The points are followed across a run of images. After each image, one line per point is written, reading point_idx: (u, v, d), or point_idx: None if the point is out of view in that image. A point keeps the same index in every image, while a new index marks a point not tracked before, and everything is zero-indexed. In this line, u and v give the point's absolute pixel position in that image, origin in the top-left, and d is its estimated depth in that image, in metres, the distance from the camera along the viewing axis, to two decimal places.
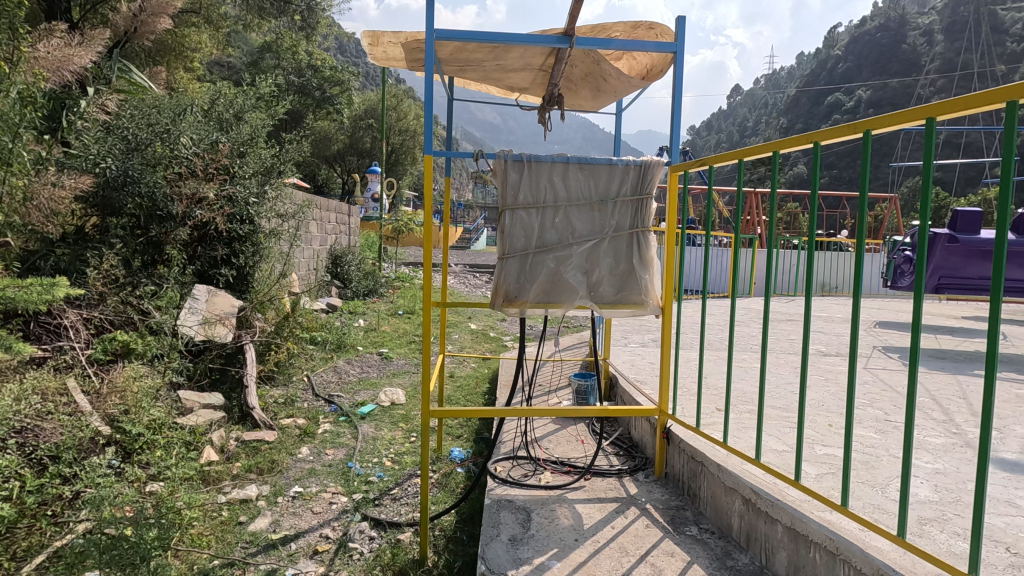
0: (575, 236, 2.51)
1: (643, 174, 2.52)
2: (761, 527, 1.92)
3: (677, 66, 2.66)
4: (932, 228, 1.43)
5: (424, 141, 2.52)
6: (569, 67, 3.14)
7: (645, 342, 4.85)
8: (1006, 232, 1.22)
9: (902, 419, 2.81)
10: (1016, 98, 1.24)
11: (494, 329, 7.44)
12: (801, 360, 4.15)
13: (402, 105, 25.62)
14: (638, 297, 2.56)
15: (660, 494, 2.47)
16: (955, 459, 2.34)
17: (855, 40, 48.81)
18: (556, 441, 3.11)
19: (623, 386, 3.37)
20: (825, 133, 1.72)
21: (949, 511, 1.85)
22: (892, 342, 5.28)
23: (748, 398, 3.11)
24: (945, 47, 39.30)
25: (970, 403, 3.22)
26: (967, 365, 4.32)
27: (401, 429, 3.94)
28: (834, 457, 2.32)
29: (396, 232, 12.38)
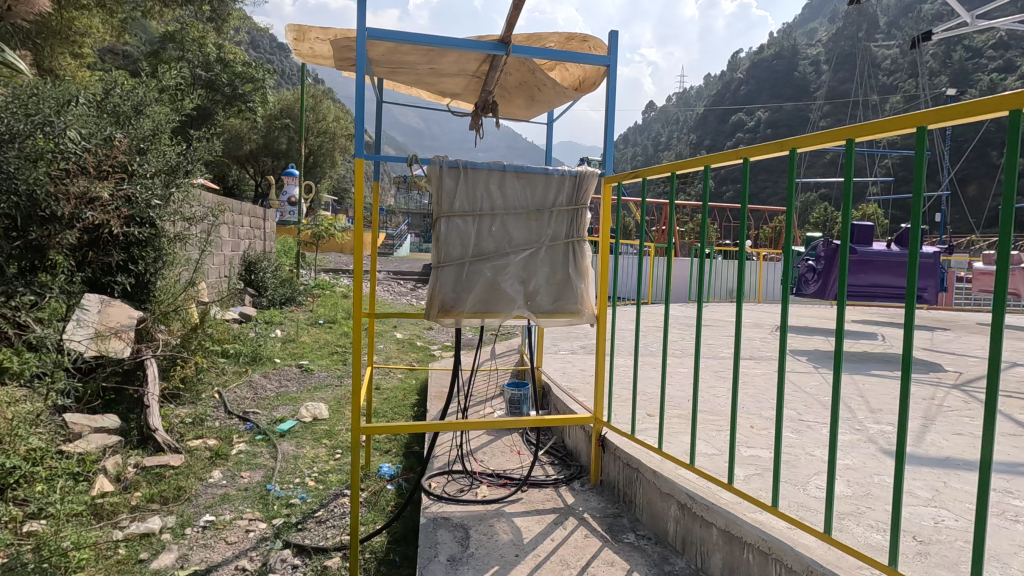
0: (513, 244, 2.49)
1: (578, 185, 2.54)
2: (697, 531, 1.97)
3: (610, 80, 2.73)
4: (852, 247, 1.66)
5: (354, 144, 2.39)
6: (503, 75, 3.13)
7: (574, 350, 4.91)
8: (918, 252, 1.42)
9: (813, 419, 3.02)
10: (920, 126, 1.39)
11: (420, 338, 7.29)
12: (720, 364, 4.37)
13: (321, 106, 24.69)
14: (574, 306, 2.57)
15: (596, 503, 2.48)
16: (862, 454, 2.53)
17: (755, 67, 53.11)
18: (491, 453, 3.06)
19: (556, 395, 3.36)
20: (753, 150, 1.82)
21: (863, 505, 1.99)
22: (799, 346, 5.69)
23: (676, 403, 3.22)
24: (831, 77, 43.63)
25: (868, 401, 3.52)
26: (862, 365, 4.74)
27: (325, 446, 3.71)
28: (758, 458, 2.43)
29: (314, 238, 11.84)
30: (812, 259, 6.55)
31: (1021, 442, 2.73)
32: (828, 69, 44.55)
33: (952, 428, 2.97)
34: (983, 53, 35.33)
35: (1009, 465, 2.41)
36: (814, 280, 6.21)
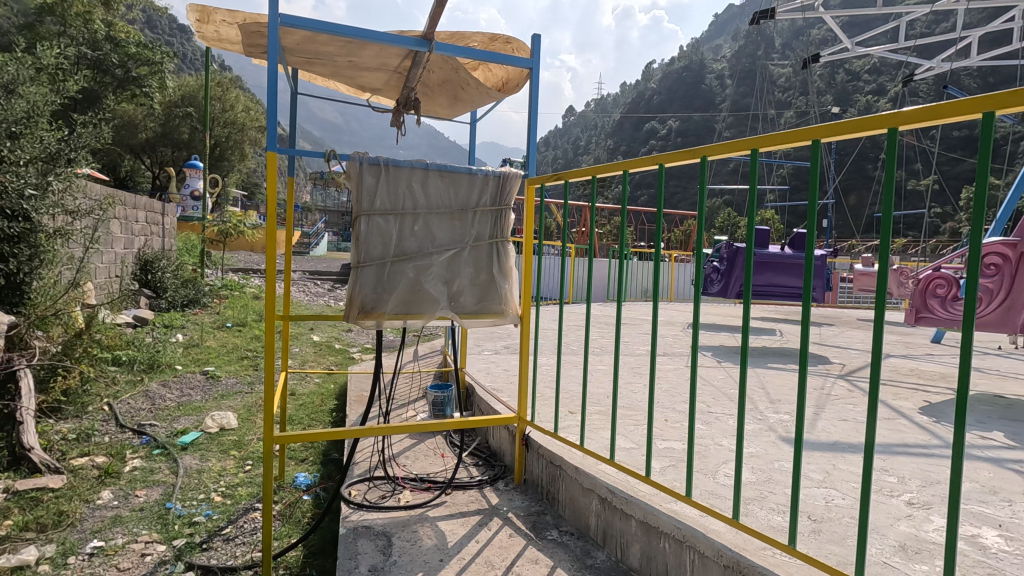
0: (436, 244, 2.45)
1: (502, 185, 2.54)
2: (617, 523, 2.03)
3: (533, 82, 2.76)
4: (755, 252, 1.78)
5: (267, 137, 2.25)
6: (425, 72, 3.08)
7: (498, 350, 4.93)
8: (812, 254, 1.55)
9: (721, 411, 3.22)
10: (813, 140, 1.53)
11: (339, 341, 7.03)
12: (638, 361, 4.56)
13: (229, 95, 23.15)
14: (498, 306, 2.57)
15: (520, 502, 2.50)
16: (764, 442, 2.73)
17: (667, 78, 56.00)
18: (414, 457, 3.01)
19: (479, 395, 3.36)
20: (668, 156, 1.90)
21: (765, 490, 2.14)
22: (708, 342, 6.05)
23: (596, 400, 3.32)
24: (734, 91, 46.87)
25: (768, 392, 3.81)
26: (763, 360, 5.12)
27: (233, 458, 3.47)
28: (673, 450, 2.56)
29: (221, 236, 11.07)
30: (717, 260, 7.00)
31: (894, 425, 3.06)
32: (732, 84, 47.87)
33: (839, 414, 3.28)
34: (861, 76, 39.42)
35: (885, 446, 2.69)
36: (718, 280, 6.64)
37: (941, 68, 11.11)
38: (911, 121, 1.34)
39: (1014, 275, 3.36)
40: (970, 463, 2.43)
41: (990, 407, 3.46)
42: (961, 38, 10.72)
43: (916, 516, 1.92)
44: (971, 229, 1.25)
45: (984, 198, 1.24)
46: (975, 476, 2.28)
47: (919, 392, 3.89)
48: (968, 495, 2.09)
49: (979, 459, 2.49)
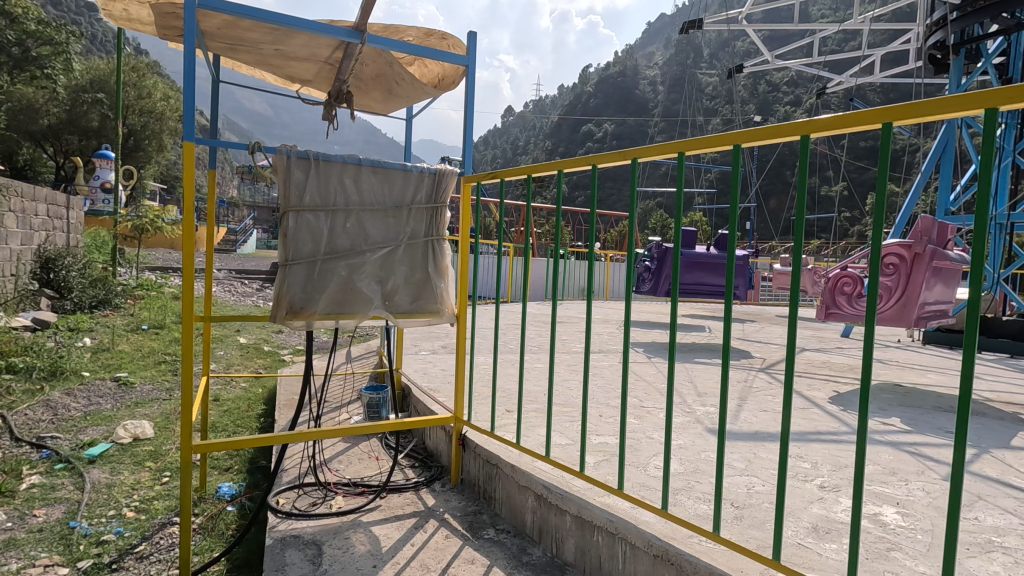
0: (369, 242, 2.39)
1: (437, 183, 2.50)
2: (552, 519, 2.05)
3: (469, 79, 2.75)
4: (681, 251, 1.86)
5: (183, 126, 2.10)
6: (358, 65, 3.00)
7: (435, 349, 4.88)
8: (733, 254, 1.64)
9: (652, 405, 3.33)
10: (735, 144, 1.61)
11: (268, 343, 6.72)
12: (574, 359, 4.65)
13: (144, 81, 21.63)
14: (433, 306, 2.53)
15: (456, 502, 2.49)
16: (691, 434, 2.85)
17: (603, 82, 57.49)
18: (347, 461, 2.92)
19: (415, 396, 3.31)
20: (601, 156, 1.94)
21: (693, 480, 2.23)
22: (641, 339, 6.26)
23: (533, 397, 3.35)
24: (666, 97, 48.74)
25: (696, 386, 3.99)
26: (691, 355, 5.35)
27: (149, 470, 3.24)
28: (606, 444, 2.62)
29: (136, 231, 10.31)
30: (648, 259, 7.24)
31: (808, 414, 3.28)
32: (663, 90, 49.77)
33: (759, 405, 3.48)
34: (780, 88, 42.06)
35: (801, 434, 2.88)
36: (649, 278, 6.87)
37: (849, 83, 12.00)
38: (822, 129, 1.44)
39: (910, 274, 3.68)
40: (874, 448, 2.64)
41: (891, 395, 3.78)
42: (865, 56, 11.62)
43: (826, 498, 2.06)
44: (873, 232, 1.36)
45: (885, 203, 1.35)
46: (878, 459, 2.48)
47: (830, 382, 4.19)
48: (872, 476, 2.27)
49: (880, 443, 2.72)
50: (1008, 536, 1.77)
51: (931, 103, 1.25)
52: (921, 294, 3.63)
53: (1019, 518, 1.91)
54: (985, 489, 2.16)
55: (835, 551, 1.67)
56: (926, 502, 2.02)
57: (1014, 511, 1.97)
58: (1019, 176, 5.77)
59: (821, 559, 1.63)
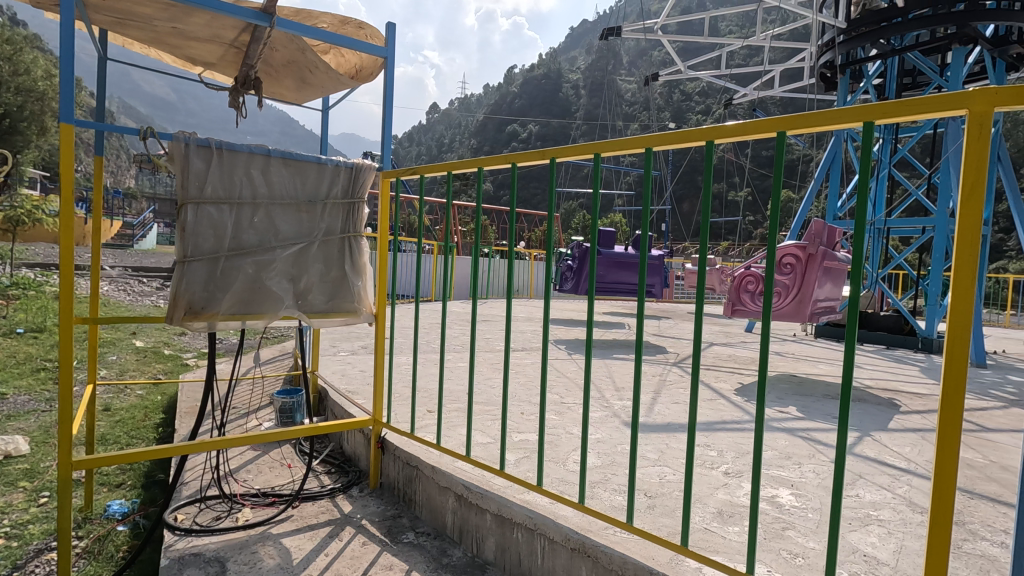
0: (279, 238, 2.26)
1: (354, 177, 2.41)
2: (472, 518, 2.04)
3: (388, 72, 2.68)
4: (598, 249, 1.91)
5: (59, 106, 1.88)
6: (267, 51, 2.84)
7: (355, 350, 4.73)
8: (645, 254, 1.70)
9: (572, 401, 3.41)
10: (646, 147, 1.67)
11: (169, 346, 6.23)
12: (497, 357, 4.66)
13: (21, 56, 19.38)
14: (350, 305, 2.44)
15: (375, 507, 2.41)
16: (609, 428, 2.94)
17: (528, 83, 58.21)
18: (256, 471, 2.75)
19: (332, 399, 3.18)
20: (521, 155, 1.94)
21: (609, 472, 2.30)
22: (563, 336, 6.40)
23: (454, 397, 3.32)
24: (588, 101, 50.10)
25: (614, 380, 4.13)
26: (611, 351, 5.54)
27: (22, 491, 2.88)
28: (527, 441, 2.64)
29: (9, 224, 9.19)
30: (570, 259, 7.40)
31: (715, 405, 3.48)
32: (585, 94, 51.14)
33: (672, 398, 3.65)
34: (693, 98, 44.50)
35: (709, 424, 3.05)
36: (571, 277, 7.03)
37: (752, 95, 12.86)
38: (724, 136, 1.51)
39: (805, 273, 3.99)
40: (772, 434, 2.85)
41: (787, 385, 4.10)
42: (766, 71, 12.51)
43: (730, 484, 2.20)
44: (770, 235, 1.46)
45: (778, 207, 1.44)
46: (776, 445, 2.67)
47: (735, 375, 4.48)
48: (770, 461, 2.44)
49: (778, 430, 2.93)
50: (883, 510, 1.97)
51: (817, 114, 1.36)
52: (814, 292, 3.97)
53: (893, 493, 2.12)
54: (866, 468, 2.39)
55: (737, 533, 1.78)
56: (815, 483, 2.20)
57: (888, 487, 2.19)
58: (893, 186, 6.42)
59: (726, 541, 1.73)
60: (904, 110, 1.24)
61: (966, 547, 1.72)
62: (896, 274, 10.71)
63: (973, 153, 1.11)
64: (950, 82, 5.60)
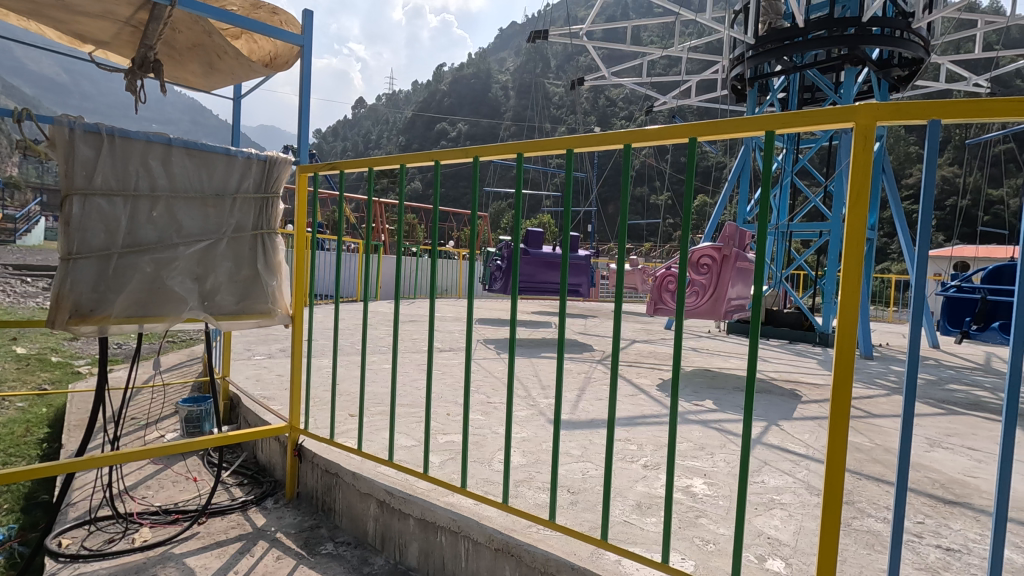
0: (182, 234, 2.09)
1: (267, 171, 2.28)
2: (395, 524, 1.99)
3: (305, 62, 2.58)
4: (521, 247, 1.92)
5: None
6: (170, 31, 2.64)
7: (272, 353, 4.49)
8: (567, 254, 1.74)
9: (498, 400, 3.41)
10: (566, 149, 1.69)
11: (57, 353, 5.63)
12: (423, 358, 4.59)
13: None
14: (263, 306, 2.31)
15: (291, 519, 2.29)
16: (534, 426, 2.97)
17: (457, 82, 57.88)
18: (157, 487, 2.54)
19: (245, 406, 2.99)
20: (444, 153, 1.91)
21: (533, 470, 2.32)
22: (491, 336, 6.41)
23: (377, 399, 3.23)
24: (516, 102, 50.50)
25: (540, 379, 4.18)
26: (538, 350, 5.61)
27: None
28: (452, 443, 2.61)
29: None
30: (499, 258, 7.41)
31: (637, 400, 3.60)
32: (514, 95, 51.53)
33: (595, 394, 3.75)
34: (617, 104, 46.02)
35: (629, 419, 3.15)
36: (500, 277, 7.04)
37: (672, 103, 13.45)
38: (640, 140, 1.57)
39: (720, 273, 4.22)
40: (688, 426, 2.99)
41: (702, 379, 4.32)
42: (683, 80, 13.09)
43: (648, 476, 2.28)
44: (682, 237, 1.54)
45: (690, 209, 1.52)
46: (691, 437, 2.80)
47: (655, 371, 4.67)
48: (686, 452, 2.56)
49: (693, 422, 3.08)
50: (785, 494, 2.11)
51: (725, 122, 1.43)
52: (728, 291, 4.20)
53: (794, 478, 2.29)
54: (771, 455, 2.56)
55: (653, 524, 1.84)
56: (725, 471, 2.33)
57: (790, 472, 2.35)
58: (795, 193, 6.93)
59: (643, 533, 1.79)
60: (799, 121, 1.33)
61: (856, 524, 1.88)
62: (798, 274, 11.61)
63: (859, 163, 1.22)
64: (843, 98, 6.12)
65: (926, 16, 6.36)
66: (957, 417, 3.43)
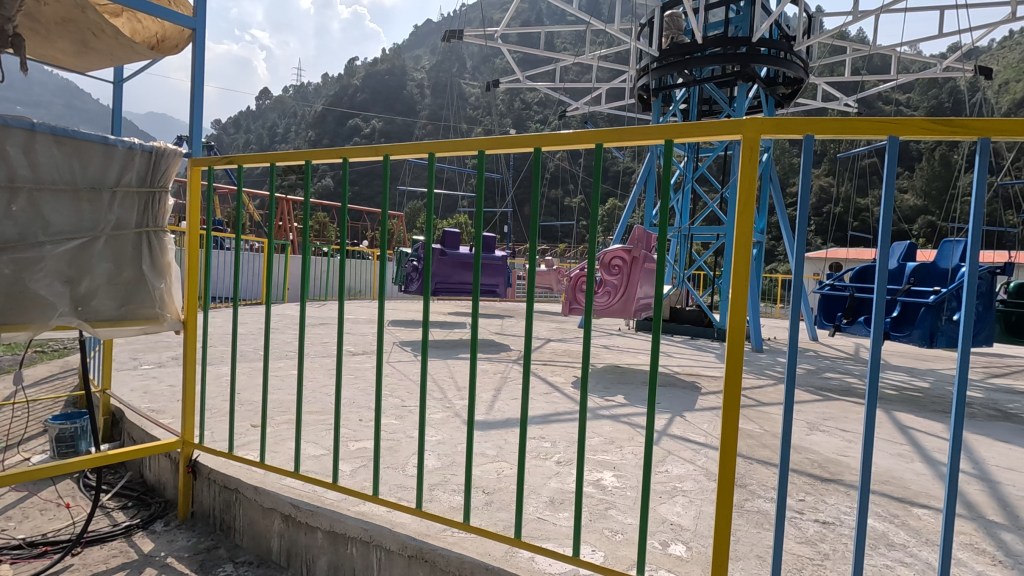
0: (49, 231, 1.86)
1: (154, 163, 2.08)
2: (302, 539, 1.89)
3: (197, 47, 2.41)
4: (434, 247, 1.90)
5: None
6: (34, 3, 2.39)
7: (162, 362, 4.11)
8: (479, 255, 1.74)
9: (413, 404, 3.34)
10: (479, 150, 1.69)
11: None
12: (333, 362, 4.40)
13: None
14: (149, 311, 2.12)
15: (184, 541, 2.12)
16: (449, 428, 2.94)
17: (369, 77, 56.20)
18: (20, 518, 2.24)
19: (129, 421, 2.71)
20: (353, 151, 1.85)
21: (448, 473, 2.29)
22: (405, 338, 6.27)
23: (283, 408, 3.06)
24: (432, 101, 49.88)
25: (455, 380, 4.15)
26: (454, 351, 5.56)
27: None
28: (365, 449, 2.53)
29: None
30: (414, 259, 7.27)
31: (551, 398, 3.68)
32: (430, 94, 50.85)
33: (511, 394, 3.78)
34: (532, 108, 46.76)
35: (543, 417, 3.21)
36: (415, 278, 6.92)
37: (584, 109, 13.85)
38: (549, 143, 1.60)
39: (630, 274, 4.42)
40: (600, 422, 3.09)
41: (613, 376, 4.49)
42: (595, 87, 13.53)
43: (561, 472, 2.33)
44: (591, 240, 1.59)
45: (598, 212, 1.57)
46: (601, 432, 2.90)
47: (569, 369, 4.78)
48: (597, 446, 2.65)
49: (604, 417, 3.19)
50: (686, 481, 2.25)
51: (628, 129, 1.49)
52: (637, 291, 4.42)
53: (694, 465, 2.44)
54: (675, 445, 2.71)
55: (565, 518, 1.89)
56: (633, 463, 2.44)
57: (691, 460, 2.51)
58: (696, 199, 7.39)
59: (556, 528, 1.83)
60: (695, 131, 1.42)
61: (748, 505, 2.04)
62: (698, 275, 12.40)
63: (746, 172, 1.32)
64: (737, 112, 6.62)
65: (806, 40, 7.01)
66: (832, 402, 3.82)
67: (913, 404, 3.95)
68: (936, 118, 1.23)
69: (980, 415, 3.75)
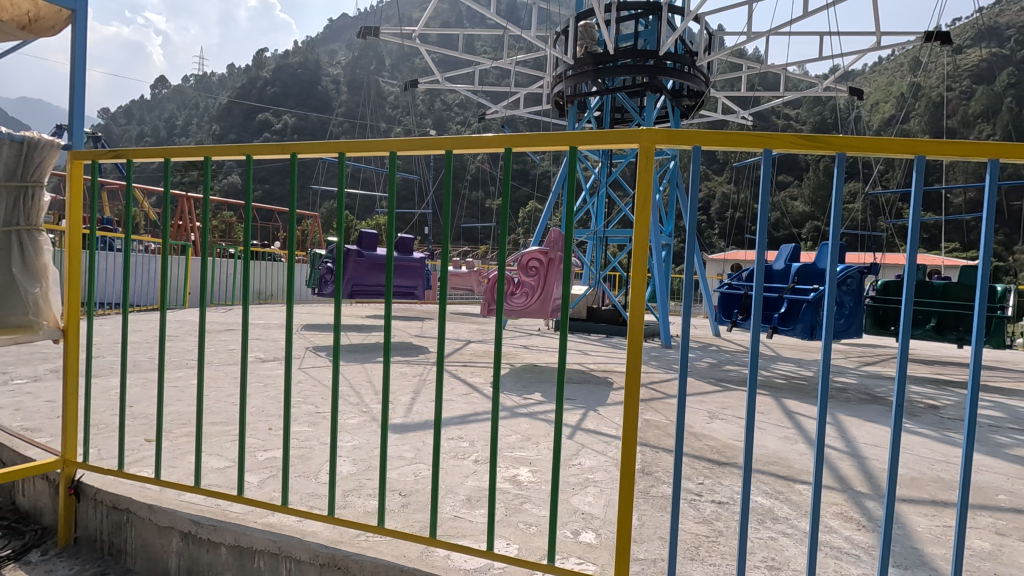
0: None
1: (25, 156, 1.95)
2: (203, 556, 1.79)
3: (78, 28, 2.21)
4: (344, 248, 1.86)
5: None
6: None
7: (38, 376, 3.69)
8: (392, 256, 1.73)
9: (328, 410, 3.24)
10: (391, 150, 1.68)
11: None
12: (239, 370, 4.16)
13: None
14: (20, 317, 1.97)
15: (65, 571, 1.93)
16: (365, 433, 2.88)
17: (280, 70, 53.54)
18: None
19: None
20: (258, 148, 1.78)
21: (363, 478, 2.25)
22: (320, 342, 6.04)
23: (182, 420, 2.85)
24: (349, 98, 48.32)
25: (373, 384, 4.06)
26: (371, 354, 5.43)
27: None
28: (274, 459, 2.43)
29: None
30: (328, 260, 7.03)
31: (470, 399, 3.70)
32: (346, 90, 49.24)
33: (430, 396, 3.76)
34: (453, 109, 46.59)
35: (461, 417, 3.22)
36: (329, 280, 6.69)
37: (504, 113, 14.03)
38: (461, 147, 1.62)
39: (546, 275, 4.54)
40: (518, 420, 3.16)
41: (531, 375, 4.58)
42: (514, 92, 13.75)
43: (478, 471, 2.36)
44: (502, 243, 1.63)
45: (509, 215, 1.62)
46: (519, 430, 2.96)
47: (488, 369, 4.82)
48: (514, 444, 2.71)
49: (521, 415, 3.26)
50: (598, 472, 2.35)
51: (537, 135, 1.55)
52: (553, 291, 4.54)
53: (605, 457, 2.56)
54: (589, 439, 2.83)
55: (481, 515, 1.92)
56: (548, 458, 2.52)
57: (603, 452, 2.63)
58: (610, 202, 7.70)
59: (472, 525, 1.86)
60: (599, 139, 1.50)
61: (653, 491, 2.17)
62: (613, 276, 12.93)
63: (643, 179, 1.42)
64: (646, 121, 6.97)
65: (707, 56, 7.49)
66: (730, 393, 4.13)
67: (798, 392, 4.35)
68: (802, 135, 1.40)
69: (854, 399, 4.20)
